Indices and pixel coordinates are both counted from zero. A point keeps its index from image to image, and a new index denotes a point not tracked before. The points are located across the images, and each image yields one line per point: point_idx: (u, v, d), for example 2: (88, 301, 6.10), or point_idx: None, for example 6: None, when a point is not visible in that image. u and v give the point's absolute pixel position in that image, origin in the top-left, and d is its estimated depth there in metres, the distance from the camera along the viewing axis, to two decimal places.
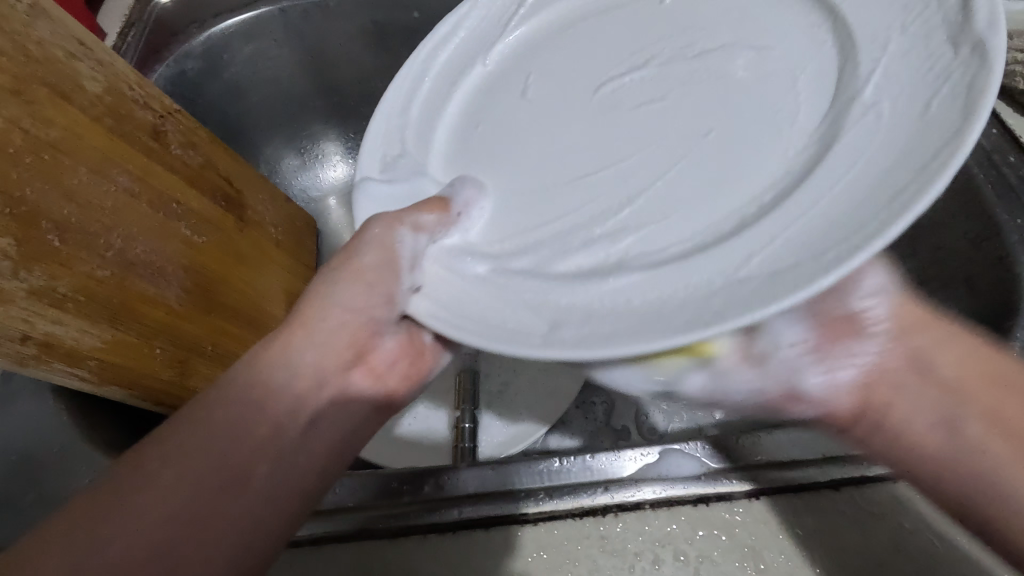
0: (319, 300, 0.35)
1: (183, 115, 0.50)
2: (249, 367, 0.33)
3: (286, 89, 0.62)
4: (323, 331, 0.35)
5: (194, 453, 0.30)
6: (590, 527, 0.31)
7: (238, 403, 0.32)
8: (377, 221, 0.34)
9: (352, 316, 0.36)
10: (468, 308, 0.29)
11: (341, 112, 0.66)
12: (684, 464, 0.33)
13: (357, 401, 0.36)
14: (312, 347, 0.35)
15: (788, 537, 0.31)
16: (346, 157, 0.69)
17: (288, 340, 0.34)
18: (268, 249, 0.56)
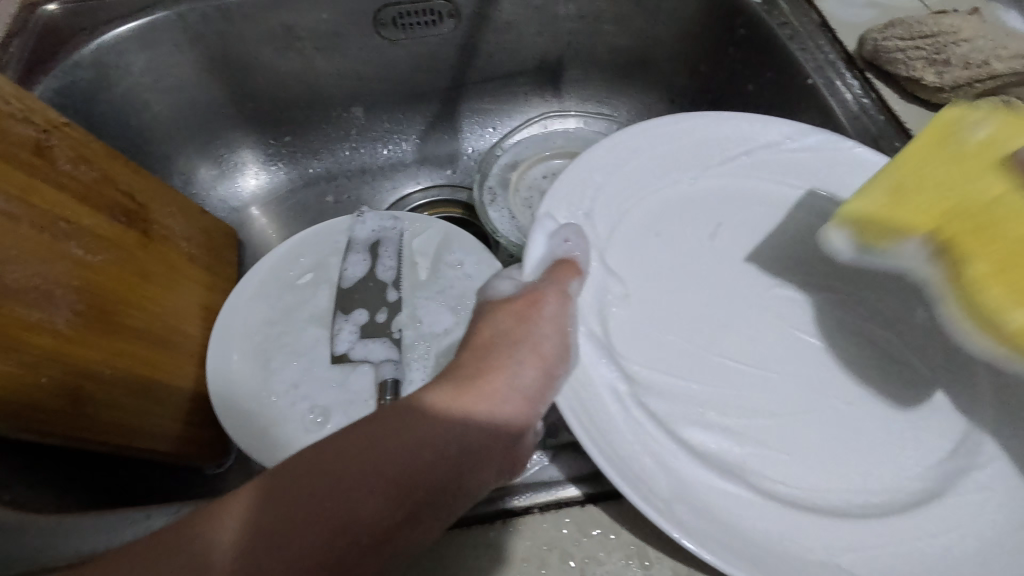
0: (509, 361, 0.31)
1: (73, 129, 0.48)
2: (428, 401, 0.29)
3: (194, 98, 0.60)
4: (486, 394, 0.30)
5: (293, 519, 0.24)
6: (487, 535, 0.34)
7: (368, 470, 0.26)
8: (545, 289, 0.35)
9: (481, 399, 0.29)
10: (610, 437, 0.34)
11: (259, 120, 0.64)
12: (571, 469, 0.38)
13: (473, 493, 0.29)
14: (466, 422, 0.28)
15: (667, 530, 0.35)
16: (266, 166, 0.68)
17: (445, 395, 0.29)
18: (179, 264, 0.54)
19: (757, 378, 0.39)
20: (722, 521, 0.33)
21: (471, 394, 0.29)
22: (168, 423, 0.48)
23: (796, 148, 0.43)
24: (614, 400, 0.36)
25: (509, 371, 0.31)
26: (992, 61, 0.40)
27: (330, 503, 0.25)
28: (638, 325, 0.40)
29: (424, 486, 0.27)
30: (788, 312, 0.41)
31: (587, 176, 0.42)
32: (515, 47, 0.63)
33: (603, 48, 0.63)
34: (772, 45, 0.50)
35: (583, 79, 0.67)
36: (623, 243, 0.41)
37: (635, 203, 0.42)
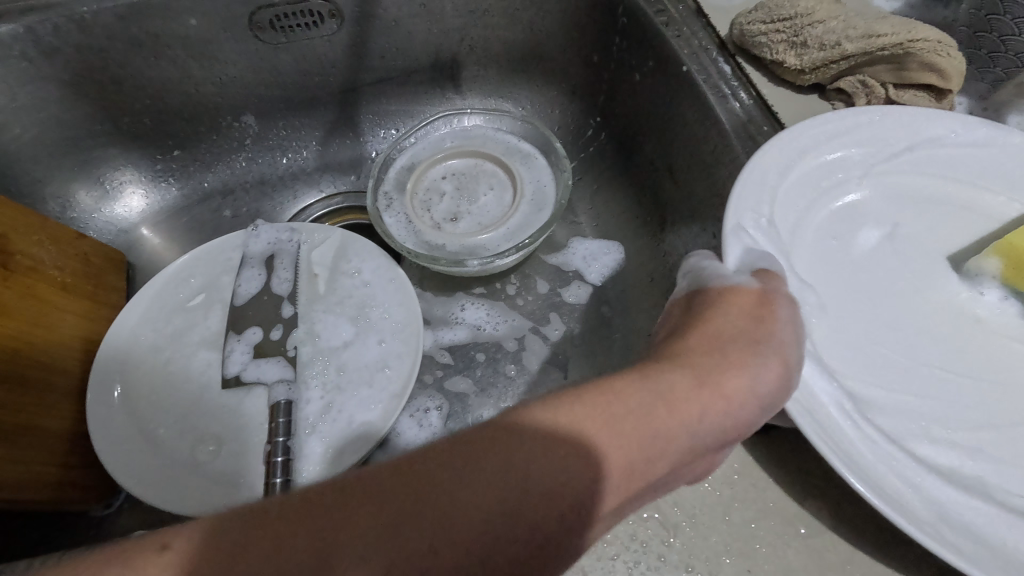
0: (740, 349, 0.31)
1: None
2: (648, 377, 0.29)
3: (61, 116, 0.56)
4: (717, 383, 0.30)
5: (507, 483, 0.25)
6: None
7: (591, 452, 0.27)
8: (774, 291, 0.34)
9: (709, 394, 0.29)
10: (860, 467, 0.30)
11: (140, 134, 0.61)
12: None
13: (660, 490, 0.30)
14: (696, 420, 0.29)
15: None
16: (154, 183, 0.64)
17: (682, 386, 0.29)
18: (51, 295, 0.50)
19: (991, 389, 0.34)
20: (998, 549, 0.29)
21: (703, 384, 0.30)
22: (42, 470, 0.45)
23: (953, 143, 0.39)
24: (846, 421, 0.32)
25: (742, 367, 0.31)
26: (844, 42, 0.40)
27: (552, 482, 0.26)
28: (843, 345, 0.35)
29: (628, 480, 0.27)
30: (998, 320, 0.36)
31: (765, 181, 0.38)
32: (405, 44, 0.61)
33: (498, 43, 0.62)
34: (648, 32, 0.50)
35: (483, 74, 0.66)
36: (806, 247, 0.38)
37: (800, 209, 0.38)
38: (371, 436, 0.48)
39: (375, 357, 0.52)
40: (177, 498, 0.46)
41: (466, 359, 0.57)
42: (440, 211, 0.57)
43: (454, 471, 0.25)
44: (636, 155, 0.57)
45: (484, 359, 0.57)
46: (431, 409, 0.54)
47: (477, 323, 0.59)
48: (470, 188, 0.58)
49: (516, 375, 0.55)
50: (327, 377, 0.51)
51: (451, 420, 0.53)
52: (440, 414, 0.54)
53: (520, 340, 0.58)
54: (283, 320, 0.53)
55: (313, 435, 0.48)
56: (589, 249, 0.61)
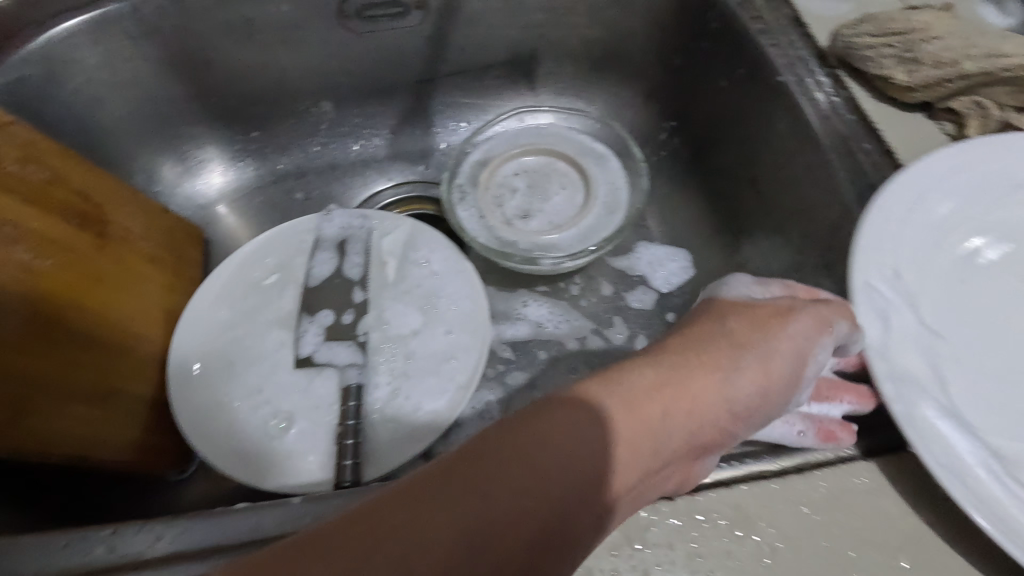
0: (724, 360, 0.32)
1: (20, 129, 0.47)
2: (631, 382, 0.30)
3: (155, 93, 0.58)
4: (702, 389, 0.31)
5: (501, 488, 0.25)
6: None
7: (587, 446, 0.27)
8: (800, 305, 0.34)
9: (694, 398, 0.30)
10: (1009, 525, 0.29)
11: (224, 115, 0.63)
12: None
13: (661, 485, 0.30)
14: (684, 422, 0.30)
15: (620, 553, 0.31)
16: (232, 163, 0.66)
17: (674, 391, 0.30)
18: (138, 266, 0.52)
19: None
20: None
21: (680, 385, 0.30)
22: (125, 433, 0.47)
23: None
24: (983, 474, 0.30)
25: (727, 371, 0.31)
26: (962, 61, 0.39)
27: (554, 473, 0.26)
28: (946, 374, 0.34)
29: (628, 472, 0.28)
30: None
31: (887, 221, 0.36)
32: (485, 38, 0.62)
33: (577, 41, 0.62)
34: (741, 39, 0.49)
35: (558, 72, 0.65)
36: (931, 287, 0.36)
37: (918, 252, 0.36)
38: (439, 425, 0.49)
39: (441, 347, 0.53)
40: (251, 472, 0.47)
41: (528, 356, 0.57)
42: (512, 208, 0.57)
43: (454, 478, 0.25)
44: (713, 161, 0.56)
45: (546, 357, 0.57)
46: (491, 403, 0.55)
47: (540, 320, 0.59)
48: (542, 186, 0.58)
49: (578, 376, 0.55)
50: (394, 363, 0.52)
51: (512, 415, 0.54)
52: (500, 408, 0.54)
53: (582, 340, 0.57)
54: (355, 302, 0.55)
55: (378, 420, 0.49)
56: (655, 254, 0.60)
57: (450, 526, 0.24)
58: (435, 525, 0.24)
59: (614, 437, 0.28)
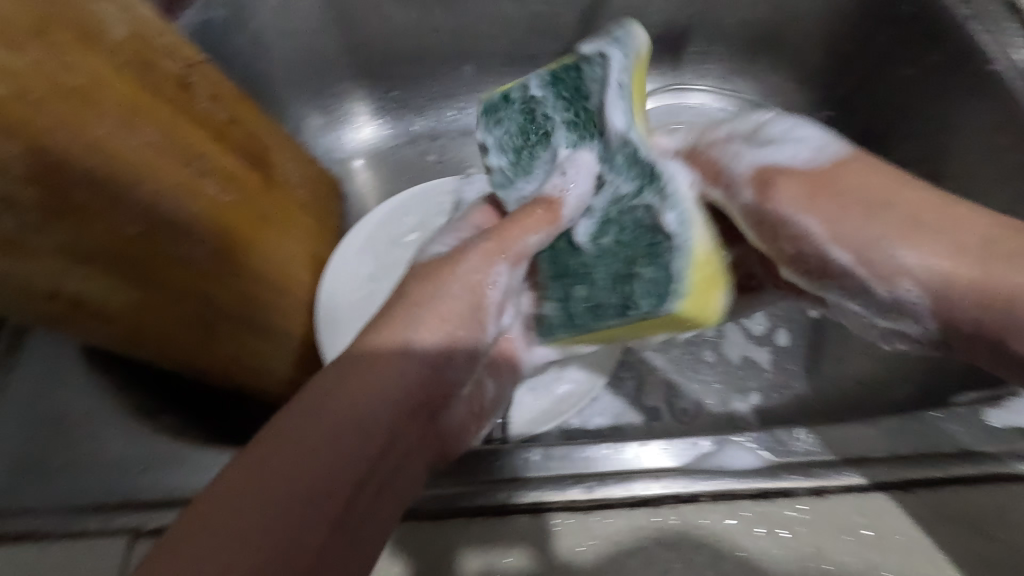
0: (467, 334, 0.33)
1: (209, 68, 0.48)
2: (390, 326, 0.31)
3: (315, 44, 0.59)
4: (858, 177, 0.32)
5: (339, 424, 0.27)
6: (642, 519, 0.30)
7: (373, 407, 0.28)
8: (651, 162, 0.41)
9: (876, 174, 0.32)
10: None
11: (371, 71, 0.63)
12: (742, 456, 0.32)
13: (957, 279, 0.29)
14: (907, 205, 0.31)
15: (855, 539, 0.29)
16: (374, 117, 0.67)
17: (846, 172, 0.32)
18: (295, 211, 0.54)
19: None
20: None
21: (826, 179, 0.32)
22: (281, 367, 0.50)
23: None
24: None
25: (827, 177, 0.32)
26: None
27: (375, 394, 0.28)
28: None
29: (407, 424, 0.29)
30: None
31: None
32: (640, 11, 0.60)
33: (737, 21, 0.60)
34: (943, 24, 0.46)
35: (709, 51, 0.63)
36: None
37: None
38: (582, 393, 0.49)
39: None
40: None
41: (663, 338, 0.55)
42: None
43: (349, 428, 0.27)
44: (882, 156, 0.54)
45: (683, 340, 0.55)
46: (626, 380, 0.53)
47: None
48: None
49: (713, 363, 0.54)
50: None
51: (648, 396, 0.52)
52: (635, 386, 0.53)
53: (719, 328, 0.55)
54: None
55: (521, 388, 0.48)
56: None
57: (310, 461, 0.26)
58: (293, 458, 0.26)
59: (366, 371, 0.29)
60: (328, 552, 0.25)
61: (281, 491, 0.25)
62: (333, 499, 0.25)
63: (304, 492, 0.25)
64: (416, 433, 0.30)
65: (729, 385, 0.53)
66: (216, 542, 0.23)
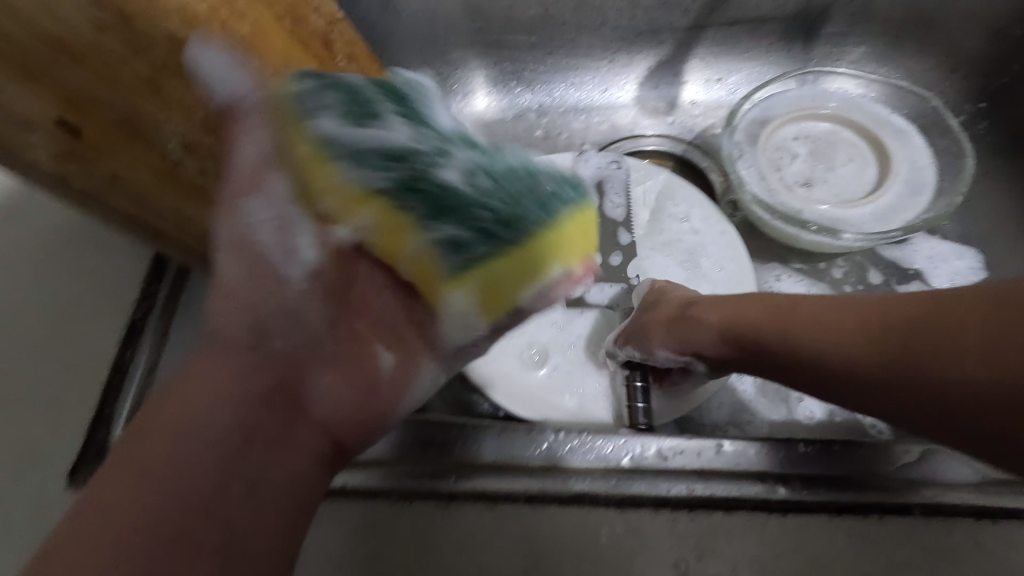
0: (278, 254, 0.31)
1: (347, 27, 0.47)
2: (208, 352, 0.31)
3: (437, 7, 0.57)
4: (824, 314, 0.34)
5: (194, 440, 0.28)
6: (823, 527, 0.32)
7: (210, 407, 0.29)
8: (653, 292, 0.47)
9: (829, 305, 0.34)
10: None
11: (487, 41, 0.62)
12: (940, 471, 0.33)
13: (964, 359, 0.27)
14: (869, 312, 0.32)
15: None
16: (493, 87, 0.65)
17: (756, 311, 0.38)
18: None
19: None
20: None
21: (788, 309, 0.36)
22: None
23: None
24: None
25: (814, 315, 0.34)
26: None
27: (229, 395, 0.29)
28: None
29: (257, 403, 0.30)
30: None
31: None
32: None
33: (888, 2, 0.56)
34: None
35: (847, 34, 0.59)
36: None
37: None
38: (707, 387, 0.46)
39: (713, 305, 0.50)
40: (519, 398, 0.45)
41: None
42: (792, 172, 0.53)
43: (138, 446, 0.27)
44: None
45: None
46: (745, 376, 0.50)
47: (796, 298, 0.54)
48: (827, 154, 0.53)
49: None
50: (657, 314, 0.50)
51: (770, 395, 0.49)
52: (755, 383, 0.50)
53: None
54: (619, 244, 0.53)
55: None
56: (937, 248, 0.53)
57: (154, 471, 0.27)
58: (146, 469, 0.26)
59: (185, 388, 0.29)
60: (233, 513, 0.27)
61: (139, 507, 0.25)
62: (229, 489, 0.27)
63: (182, 501, 0.26)
64: (280, 436, 0.30)
65: None
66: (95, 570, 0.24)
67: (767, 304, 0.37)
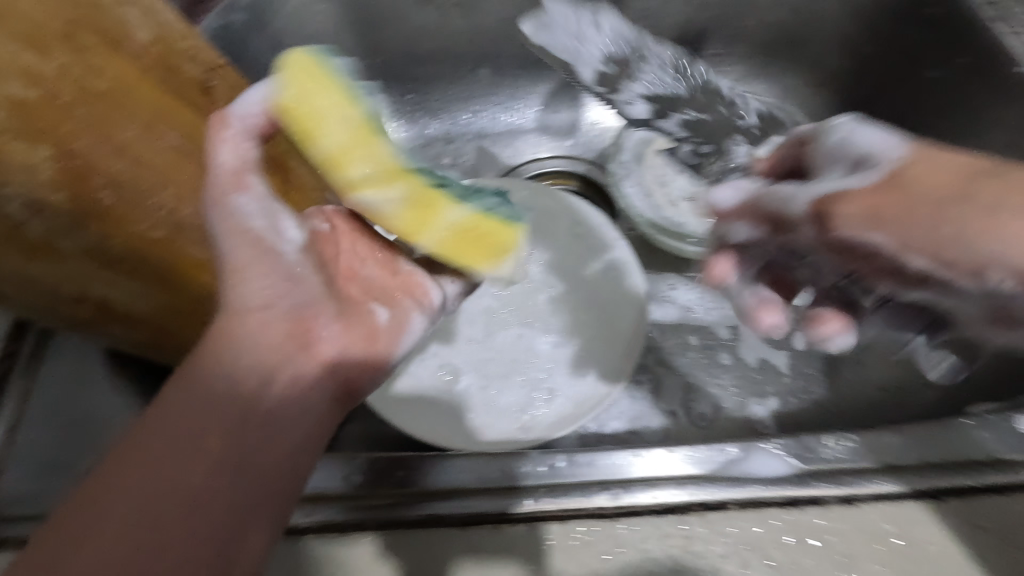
0: (272, 234, 0.33)
1: (229, 72, 0.48)
2: (228, 338, 0.31)
3: (331, 46, 0.59)
4: (947, 171, 0.30)
5: (190, 432, 0.27)
6: (669, 526, 0.33)
7: (251, 344, 0.31)
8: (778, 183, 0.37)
9: (947, 174, 0.29)
10: None
11: (387, 75, 0.63)
12: (769, 464, 0.35)
13: (1009, 261, 0.27)
14: (997, 206, 0.27)
15: (879, 544, 0.32)
16: (391, 122, 0.66)
17: (859, 199, 0.31)
18: None
19: None
20: None
21: (895, 182, 0.31)
22: None
23: None
24: None
25: (941, 244, 0.28)
26: None
27: (255, 360, 0.31)
28: None
29: (279, 347, 0.32)
30: None
31: None
32: (660, 13, 0.59)
33: (757, 23, 0.59)
34: (967, 24, 0.45)
35: (727, 53, 0.62)
36: None
37: None
38: (600, 397, 0.48)
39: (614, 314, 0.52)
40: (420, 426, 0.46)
41: (680, 342, 0.55)
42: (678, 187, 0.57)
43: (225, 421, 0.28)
44: None
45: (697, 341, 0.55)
46: (642, 384, 0.53)
47: (688, 305, 0.56)
48: (710, 167, 0.56)
49: (731, 368, 0.53)
50: (556, 330, 0.52)
51: (665, 399, 0.52)
52: (651, 390, 0.52)
53: (734, 331, 0.55)
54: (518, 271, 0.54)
55: (555, 398, 0.48)
56: None
57: (197, 469, 0.27)
58: (158, 465, 0.26)
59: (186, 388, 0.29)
60: (249, 457, 0.28)
61: (173, 489, 0.26)
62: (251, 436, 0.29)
63: (239, 505, 0.27)
64: (241, 424, 0.29)
65: (748, 392, 0.52)
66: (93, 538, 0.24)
67: (877, 191, 0.31)
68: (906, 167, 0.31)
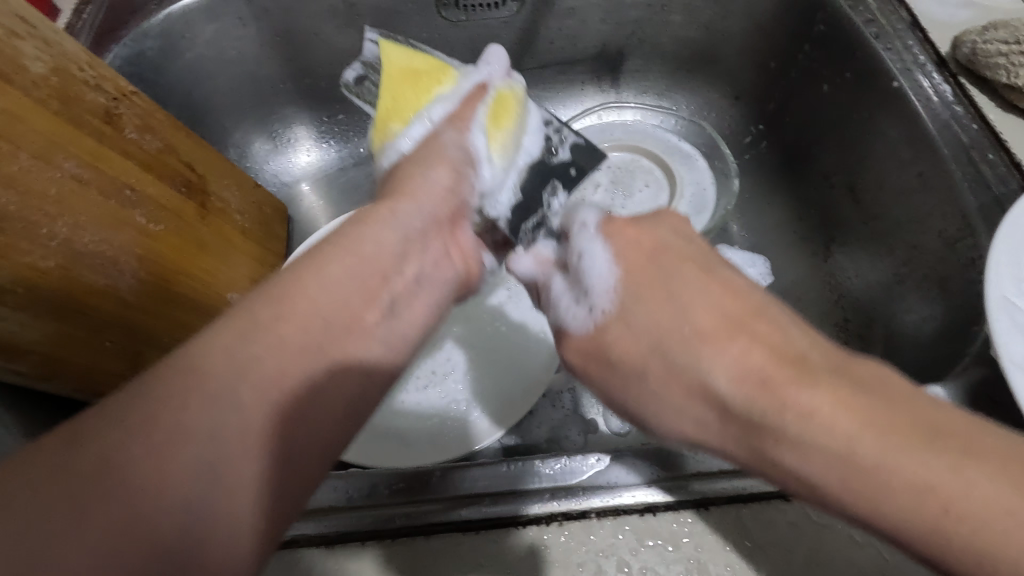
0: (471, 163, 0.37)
1: (140, 99, 0.47)
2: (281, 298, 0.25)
3: (253, 71, 0.60)
4: (726, 307, 0.27)
5: (232, 396, 0.22)
6: (533, 536, 0.31)
7: (327, 285, 0.26)
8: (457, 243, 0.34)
9: (634, 338, 0.28)
10: None
11: (313, 97, 0.64)
12: (632, 472, 0.33)
13: (876, 471, 0.22)
14: (794, 400, 0.23)
15: (734, 548, 0.30)
16: (318, 142, 0.68)
17: (631, 348, 0.29)
18: (233, 236, 0.54)
19: None
20: None
21: (668, 274, 0.29)
22: None
23: None
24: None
25: (642, 396, 0.29)
26: None
27: (349, 257, 0.28)
28: None
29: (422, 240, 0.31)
30: None
31: None
32: (577, 33, 0.60)
33: (669, 40, 0.60)
34: (853, 41, 0.48)
35: (646, 69, 0.63)
36: None
37: None
38: (525, 403, 0.49)
39: (530, 321, 0.54)
40: (346, 446, 0.46)
41: None
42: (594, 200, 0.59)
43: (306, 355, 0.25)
44: (806, 167, 0.56)
45: None
46: (564, 391, 0.54)
47: None
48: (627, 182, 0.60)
49: None
50: (480, 342, 0.53)
51: (585, 405, 0.53)
52: (573, 396, 0.54)
53: None
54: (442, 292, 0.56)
55: (474, 408, 0.49)
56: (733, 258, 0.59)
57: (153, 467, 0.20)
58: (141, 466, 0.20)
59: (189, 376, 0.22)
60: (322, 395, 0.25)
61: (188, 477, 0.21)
62: (358, 333, 0.27)
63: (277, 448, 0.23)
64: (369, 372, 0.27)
65: None
66: (162, 416, 0.21)
67: (716, 323, 0.26)
68: (610, 326, 0.29)
